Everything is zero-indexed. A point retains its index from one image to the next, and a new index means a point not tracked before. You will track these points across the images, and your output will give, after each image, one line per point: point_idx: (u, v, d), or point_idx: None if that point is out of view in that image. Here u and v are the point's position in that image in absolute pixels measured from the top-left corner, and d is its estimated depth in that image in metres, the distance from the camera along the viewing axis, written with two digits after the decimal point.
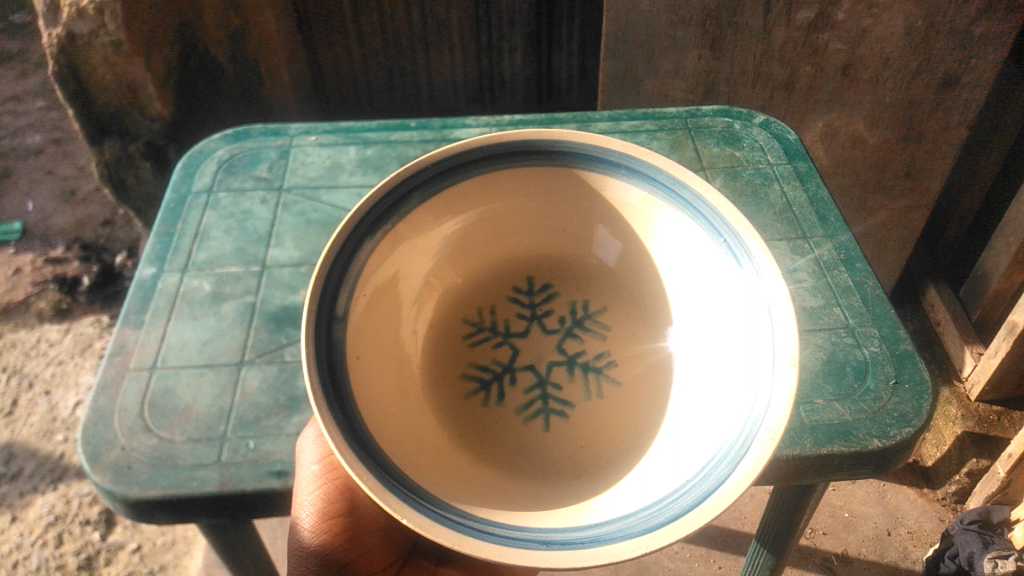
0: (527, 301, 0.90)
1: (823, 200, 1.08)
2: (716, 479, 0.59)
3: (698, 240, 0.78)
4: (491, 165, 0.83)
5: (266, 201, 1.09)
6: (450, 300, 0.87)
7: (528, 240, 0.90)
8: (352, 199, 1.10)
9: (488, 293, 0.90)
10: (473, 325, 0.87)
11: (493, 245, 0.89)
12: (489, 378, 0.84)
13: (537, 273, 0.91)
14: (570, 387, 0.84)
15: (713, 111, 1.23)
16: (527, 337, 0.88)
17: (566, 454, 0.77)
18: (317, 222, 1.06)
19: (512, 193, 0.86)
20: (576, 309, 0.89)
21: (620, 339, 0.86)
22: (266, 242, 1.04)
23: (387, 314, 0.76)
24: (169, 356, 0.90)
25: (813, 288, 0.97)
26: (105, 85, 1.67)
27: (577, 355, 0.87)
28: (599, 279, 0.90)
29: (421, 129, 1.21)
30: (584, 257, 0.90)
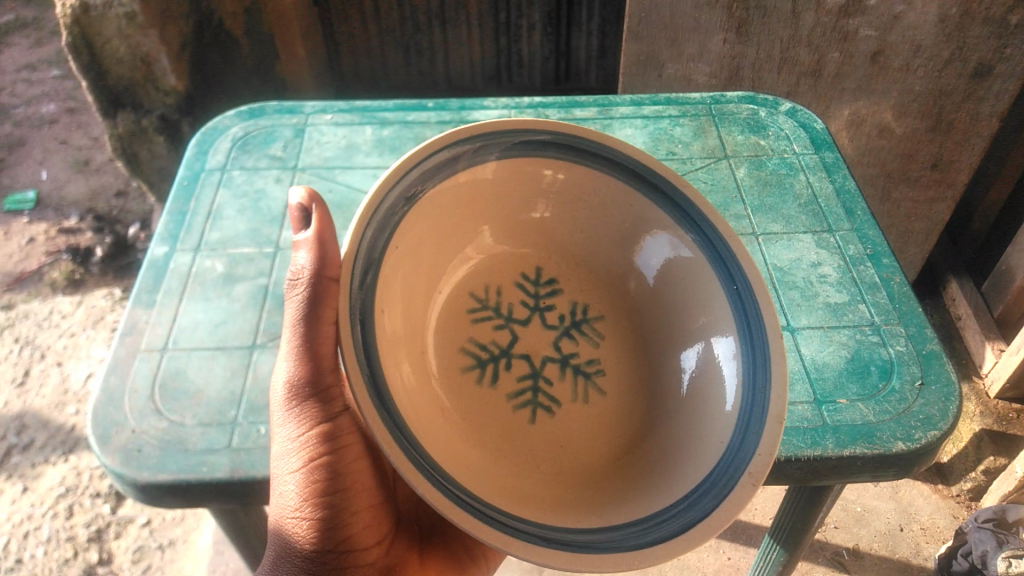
0: (531, 291, 0.86)
1: (850, 193, 1.05)
2: (701, 510, 0.66)
3: (708, 274, 0.80)
4: (532, 146, 0.83)
5: (280, 181, 1.08)
6: (462, 271, 0.84)
7: (541, 227, 0.87)
8: (367, 180, 1.08)
9: (495, 269, 0.86)
10: (479, 302, 0.84)
11: (513, 223, 0.86)
12: (488, 359, 0.81)
13: (545, 264, 0.88)
14: (563, 383, 0.81)
15: (738, 98, 1.20)
16: (533, 326, 0.84)
17: (546, 452, 0.76)
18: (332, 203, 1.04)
19: (545, 179, 0.85)
20: (576, 311, 0.85)
21: (614, 349, 0.83)
22: (280, 223, 1.02)
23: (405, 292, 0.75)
24: (180, 338, 0.89)
25: (838, 283, 0.94)
26: (119, 57, 1.63)
27: (573, 356, 0.83)
28: (600, 284, 0.87)
29: (438, 110, 1.18)
30: (590, 262, 0.88)
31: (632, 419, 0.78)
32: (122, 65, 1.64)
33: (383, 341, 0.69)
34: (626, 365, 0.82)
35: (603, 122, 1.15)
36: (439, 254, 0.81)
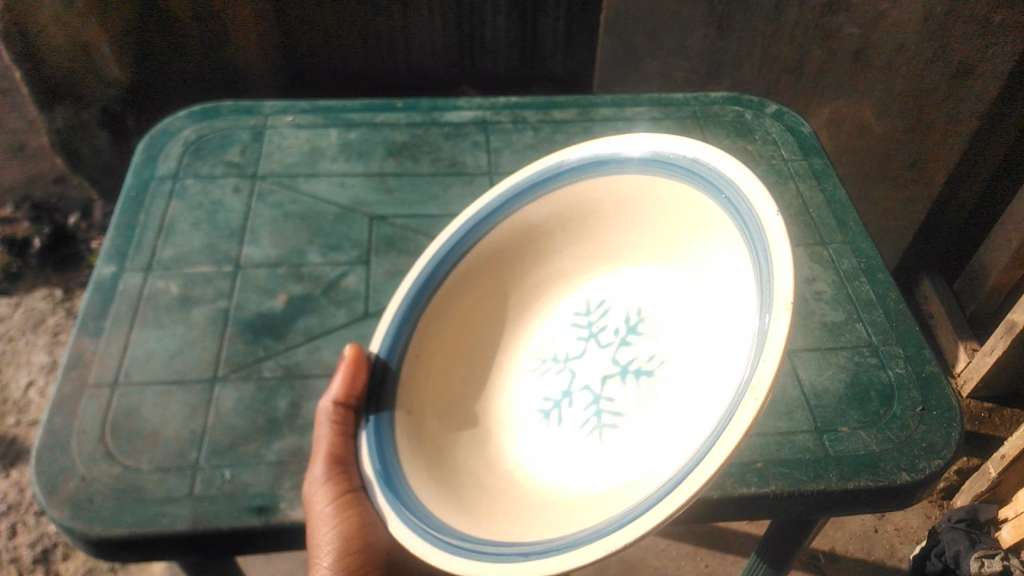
0: (585, 322, 0.82)
1: (842, 202, 1.01)
2: (701, 454, 0.54)
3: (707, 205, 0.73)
4: (505, 212, 0.82)
5: (239, 190, 0.99)
6: (514, 336, 0.83)
7: (589, 263, 0.84)
8: (334, 189, 1.01)
9: (551, 321, 0.83)
10: (537, 357, 0.82)
11: (542, 270, 0.84)
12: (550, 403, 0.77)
13: (596, 285, 0.83)
14: (622, 393, 0.75)
15: (723, 99, 1.15)
16: (585, 353, 0.79)
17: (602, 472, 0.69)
18: (295, 215, 0.97)
19: (539, 225, 0.83)
20: (630, 316, 0.79)
21: (674, 335, 0.75)
22: (239, 238, 0.94)
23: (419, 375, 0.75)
24: (133, 370, 0.81)
25: (834, 300, 0.91)
26: (54, 45, 1.53)
27: (631, 361, 0.76)
28: (657, 267, 0.79)
29: (408, 111, 1.11)
30: (635, 256, 0.81)
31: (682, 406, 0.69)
32: (59, 54, 1.55)
33: (409, 429, 0.71)
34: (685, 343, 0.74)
35: (585, 125, 1.09)
36: (470, 335, 0.81)
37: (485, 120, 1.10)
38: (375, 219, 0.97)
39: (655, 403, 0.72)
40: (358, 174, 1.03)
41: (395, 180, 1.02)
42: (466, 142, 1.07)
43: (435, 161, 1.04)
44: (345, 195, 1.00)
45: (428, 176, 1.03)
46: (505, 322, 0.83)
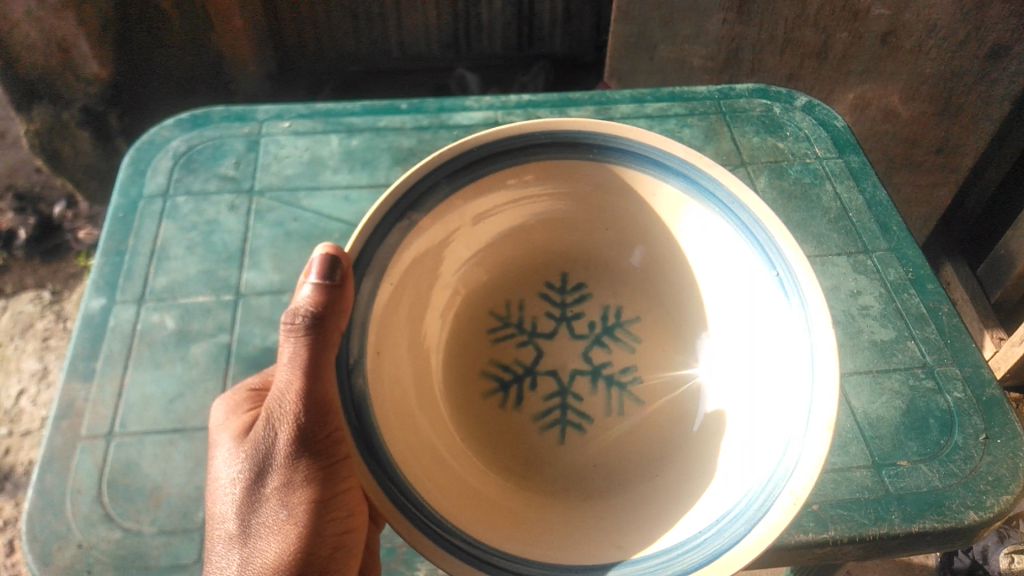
0: (558, 300, 0.95)
1: (882, 204, 0.94)
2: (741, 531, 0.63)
3: (749, 261, 0.80)
4: (530, 160, 0.85)
5: (235, 208, 0.92)
6: (486, 291, 0.92)
7: (565, 248, 0.94)
8: (338, 203, 0.93)
9: (518, 286, 0.95)
10: (504, 318, 0.93)
11: (532, 239, 0.92)
12: (517, 374, 0.90)
13: (572, 271, 0.95)
14: (588, 394, 0.89)
15: (749, 91, 1.07)
16: (553, 336, 0.93)
17: (581, 467, 0.83)
18: (299, 235, 0.90)
19: (553, 186, 0.87)
20: (608, 316, 0.94)
21: (646, 354, 0.91)
22: (239, 262, 0.87)
23: (412, 306, 0.81)
24: (129, 419, 0.75)
25: (882, 315, 0.84)
26: (30, 45, 1.42)
27: (600, 365, 0.91)
28: (628, 282, 0.94)
29: (413, 112, 1.03)
30: (621, 266, 0.94)
31: (664, 435, 0.84)
32: (35, 53, 1.43)
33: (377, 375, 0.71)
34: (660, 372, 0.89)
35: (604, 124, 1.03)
36: (457, 278, 0.88)
37: (496, 121, 1.03)
38: None
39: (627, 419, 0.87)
40: (363, 186, 0.95)
41: None
42: None
43: None
44: (351, 211, 0.93)
45: None
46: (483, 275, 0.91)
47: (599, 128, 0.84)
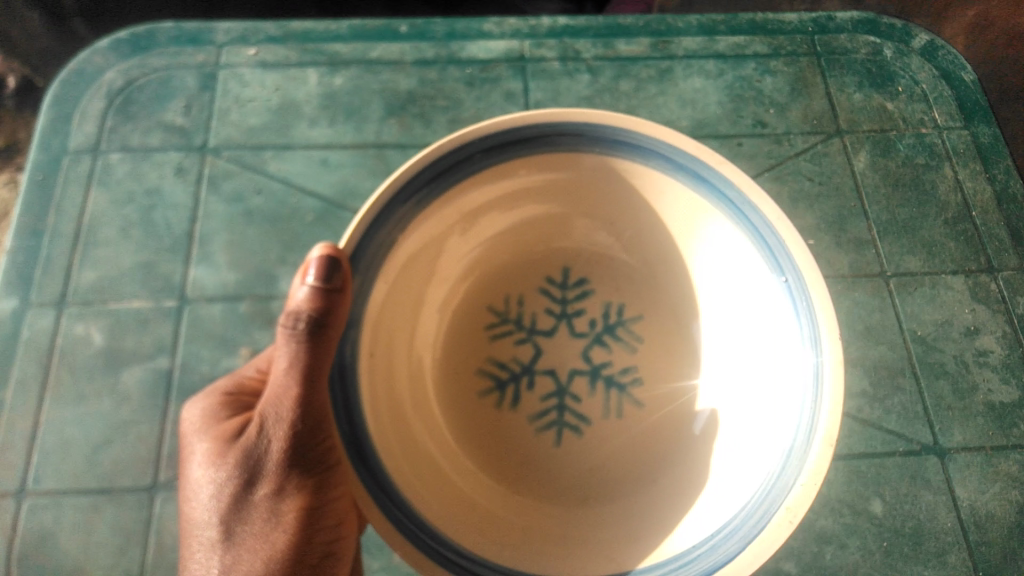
0: (557, 297, 0.66)
1: (1016, 201, 0.73)
2: (717, 556, 0.47)
3: (748, 264, 0.56)
4: (539, 147, 0.57)
5: (183, 173, 0.72)
6: (477, 296, 0.64)
7: (565, 238, 0.65)
8: (314, 170, 0.73)
9: (512, 279, 0.66)
10: (502, 313, 0.65)
11: (537, 229, 0.64)
12: (508, 377, 0.63)
13: (575, 262, 0.66)
14: (588, 397, 0.63)
15: (854, 22, 0.82)
16: (554, 336, 0.65)
17: (586, 476, 0.59)
18: (262, 216, 0.71)
19: (555, 173, 0.59)
20: (610, 313, 0.65)
21: (656, 359, 0.63)
22: (185, 252, 0.69)
23: (393, 320, 0.55)
24: (44, 472, 0.60)
25: (1004, 365, 0.66)
26: None
27: (602, 365, 0.64)
28: (636, 279, 0.65)
29: (415, 39, 0.80)
30: (627, 261, 0.65)
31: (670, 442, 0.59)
32: None
33: (371, 380, 0.51)
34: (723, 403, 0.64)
35: (661, 65, 0.80)
36: (432, 287, 0.60)
37: (522, 55, 0.80)
38: None
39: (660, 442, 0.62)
40: (347, 145, 0.75)
41: (400, 158, 0.74)
42: (497, 93, 0.78)
43: (453, 125, 0.76)
44: (330, 181, 0.73)
45: None
46: (472, 272, 0.63)
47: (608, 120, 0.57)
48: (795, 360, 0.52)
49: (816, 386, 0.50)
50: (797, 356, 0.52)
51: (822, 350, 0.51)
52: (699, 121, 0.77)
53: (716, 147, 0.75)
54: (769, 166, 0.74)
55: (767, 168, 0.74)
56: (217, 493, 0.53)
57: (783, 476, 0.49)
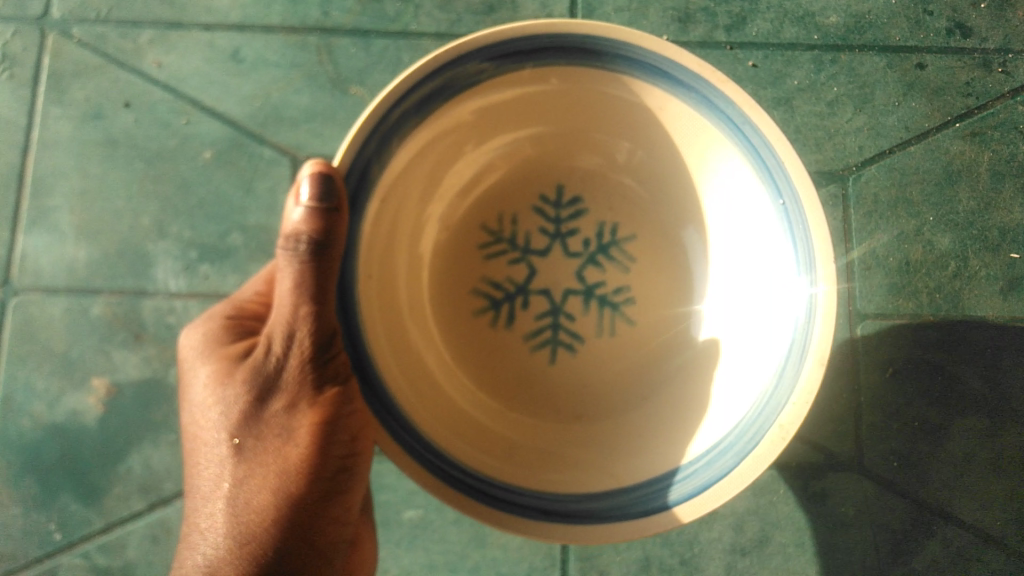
0: (553, 220, 0.38)
1: None
2: (688, 486, 0.31)
3: (749, 196, 0.33)
4: (581, 62, 0.33)
5: (9, 66, 0.45)
6: (459, 237, 0.38)
7: (556, 160, 0.38)
8: (216, 69, 0.45)
9: (508, 197, 0.38)
10: (492, 237, 0.38)
11: (550, 150, 0.38)
12: (499, 298, 0.38)
13: (576, 177, 0.38)
14: (584, 318, 0.38)
15: None
16: (547, 257, 0.38)
17: (593, 429, 0.35)
18: (132, 151, 0.45)
19: (569, 90, 0.34)
20: (604, 234, 0.38)
21: (649, 287, 0.38)
22: (13, 209, 0.44)
23: (385, 270, 0.33)
24: None
25: None
26: None
27: (597, 285, 0.38)
28: (642, 219, 0.38)
29: None
30: (630, 204, 0.38)
31: (655, 409, 0.35)
32: None
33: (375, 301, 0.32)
34: (837, 494, 0.41)
35: None
36: (425, 241, 0.36)
37: None
38: None
39: (719, 553, 0.41)
40: (272, 27, 0.46)
41: (357, 53, 0.45)
42: None
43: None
44: (244, 92, 0.45)
45: (433, 47, 0.45)
46: (469, 200, 0.38)
47: (616, 32, 0.32)
48: (778, 298, 0.33)
49: (801, 333, 0.31)
50: (783, 287, 0.32)
51: (814, 280, 0.31)
52: (857, 18, 0.46)
53: (881, 68, 0.45)
54: (964, 110, 0.45)
55: (961, 113, 0.45)
56: (222, 397, 0.33)
57: (771, 395, 0.31)
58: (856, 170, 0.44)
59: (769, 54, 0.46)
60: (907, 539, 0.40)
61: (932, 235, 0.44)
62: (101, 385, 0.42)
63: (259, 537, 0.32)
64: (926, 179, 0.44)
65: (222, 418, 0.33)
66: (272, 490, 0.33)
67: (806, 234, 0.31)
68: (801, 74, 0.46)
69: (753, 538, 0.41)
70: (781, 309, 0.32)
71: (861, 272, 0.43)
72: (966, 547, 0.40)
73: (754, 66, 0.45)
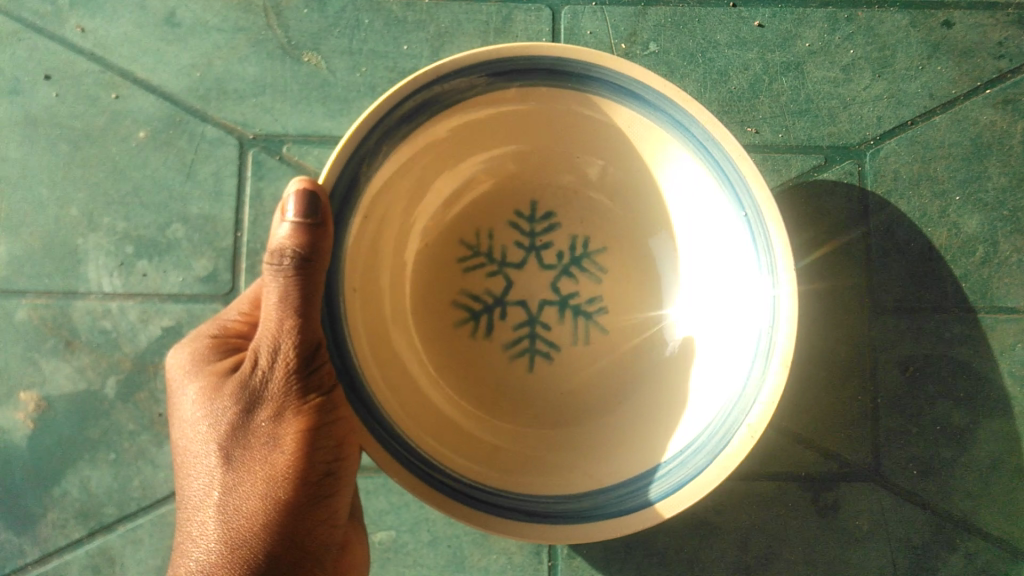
0: (531, 232, 0.36)
1: None
2: (666, 484, 0.30)
3: (715, 206, 0.32)
4: (551, 82, 0.31)
5: None
6: (433, 254, 0.35)
7: (532, 175, 0.35)
8: (149, 35, 0.40)
9: (483, 209, 0.35)
10: (469, 251, 0.35)
11: (533, 165, 0.35)
12: (477, 310, 0.35)
13: (551, 191, 0.36)
14: (560, 327, 0.35)
15: None
16: (524, 268, 0.35)
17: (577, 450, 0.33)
18: (56, 131, 0.39)
19: (553, 103, 0.32)
20: (581, 247, 0.36)
21: (627, 299, 0.35)
22: None
23: (369, 284, 0.31)
24: None
25: None
26: None
27: (571, 295, 0.35)
28: (616, 237, 0.35)
29: None
30: (606, 223, 0.36)
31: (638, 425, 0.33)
32: None
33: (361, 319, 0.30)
34: (852, 506, 0.37)
35: None
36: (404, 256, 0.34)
37: None
38: (258, 152, 0.39)
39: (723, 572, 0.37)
40: None
41: (310, 15, 0.40)
42: None
43: None
44: (182, 61, 0.39)
45: (397, 7, 0.40)
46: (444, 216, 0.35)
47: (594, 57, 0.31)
48: (743, 301, 0.32)
49: (764, 340, 0.30)
50: (745, 292, 0.31)
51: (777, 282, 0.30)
52: None
53: (902, 27, 0.40)
54: (995, 74, 0.40)
55: (991, 77, 0.40)
56: (208, 406, 0.29)
57: (739, 396, 0.30)
58: (874, 144, 0.39)
59: (778, 12, 0.40)
60: (926, 554, 0.37)
61: (959, 216, 0.39)
62: (31, 398, 0.37)
63: (252, 548, 0.28)
64: (951, 154, 0.40)
65: (208, 428, 0.29)
66: (263, 496, 0.29)
67: (767, 241, 0.30)
68: (813, 34, 0.40)
69: (760, 556, 0.37)
70: (746, 314, 0.31)
71: (881, 258, 0.39)
72: (990, 561, 0.37)
73: (761, 26, 0.40)
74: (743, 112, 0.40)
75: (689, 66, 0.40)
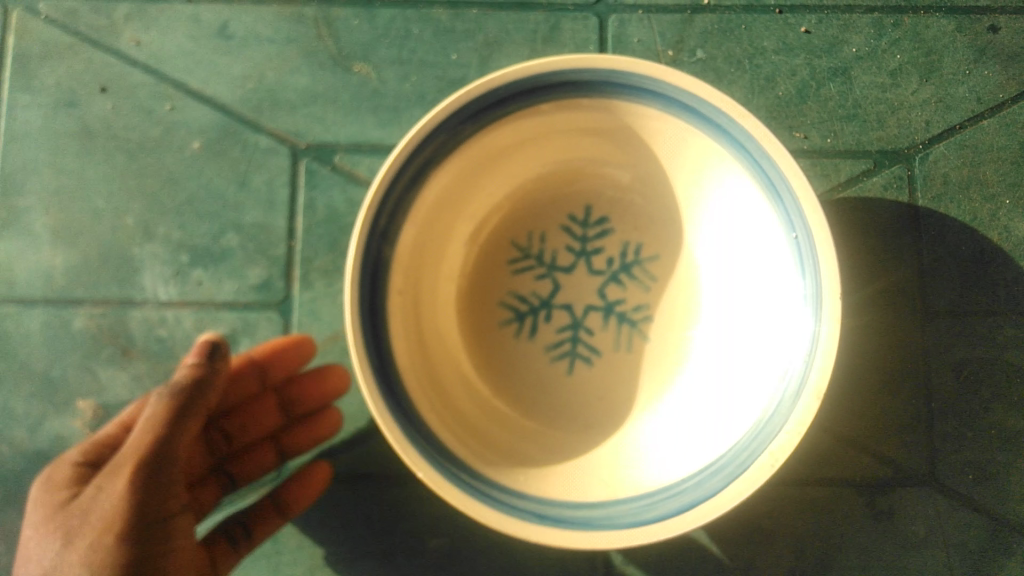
0: (581, 237, 0.36)
1: None
2: (680, 500, 0.29)
3: (764, 223, 0.32)
4: (602, 92, 0.31)
5: None
6: (484, 253, 0.36)
7: (587, 180, 0.36)
8: (202, 48, 0.40)
9: (533, 214, 0.37)
10: (520, 253, 0.36)
11: (584, 171, 0.36)
12: (523, 311, 0.36)
13: (604, 198, 0.36)
14: (603, 333, 0.36)
15: None
16: (572, 273, 0.36)
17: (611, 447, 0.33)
18: (112, 142, 0.40)
19: (597, 115, 0.33)
20: (627, 253, 0.36)
21: (671, 304, 0.36)
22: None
23: (410, 285, 0.32)
24: None
25: None
26: None
27: (617, 302, 0.36)
28: (666, 244, 0.36)
29: None
30: (658, 229, 0.36)
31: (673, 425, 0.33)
32: None
33: (400, 327, 0.31)
34: (906, 512, 0.37)
35: None
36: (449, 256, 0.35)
37: None
38: (311, 161, 0.39)
39: None
40: None
41: (361, 25, 0.40)
42: None
43: None
44: (234, 73, 0.40)
45: (446, 18, 0.40)
46: (494, 218, 0.36)
47: (642, 67, 0.30)
48: (789, 322, 0.31)
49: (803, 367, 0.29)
50: (790, 320, 0.31)
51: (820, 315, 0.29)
52: None
53: (949, 32, 0.40)
54: None
55: None
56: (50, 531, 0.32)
57: (769, 420, 0.30)
58: (923, 148, 0.40)
59: (824, 18, 0.41)
60: (983, 559, 0.37)
61: (1010, 220, 0.39)
62: (90, 407, 0.38)
63: None
64: (1001, 158, 0.40)
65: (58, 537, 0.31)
66: None
67: (816, 269, 0.30)
68: (859, 40, 0.41)
69: (815, 563, 0.37)
70: (786, 344, 0.31)
71: (930, 263, 0.38)
72: None
73: (807, 32, 0.41)
74: (791, 117, 0.40)
75: (735, 72, 0.40)
